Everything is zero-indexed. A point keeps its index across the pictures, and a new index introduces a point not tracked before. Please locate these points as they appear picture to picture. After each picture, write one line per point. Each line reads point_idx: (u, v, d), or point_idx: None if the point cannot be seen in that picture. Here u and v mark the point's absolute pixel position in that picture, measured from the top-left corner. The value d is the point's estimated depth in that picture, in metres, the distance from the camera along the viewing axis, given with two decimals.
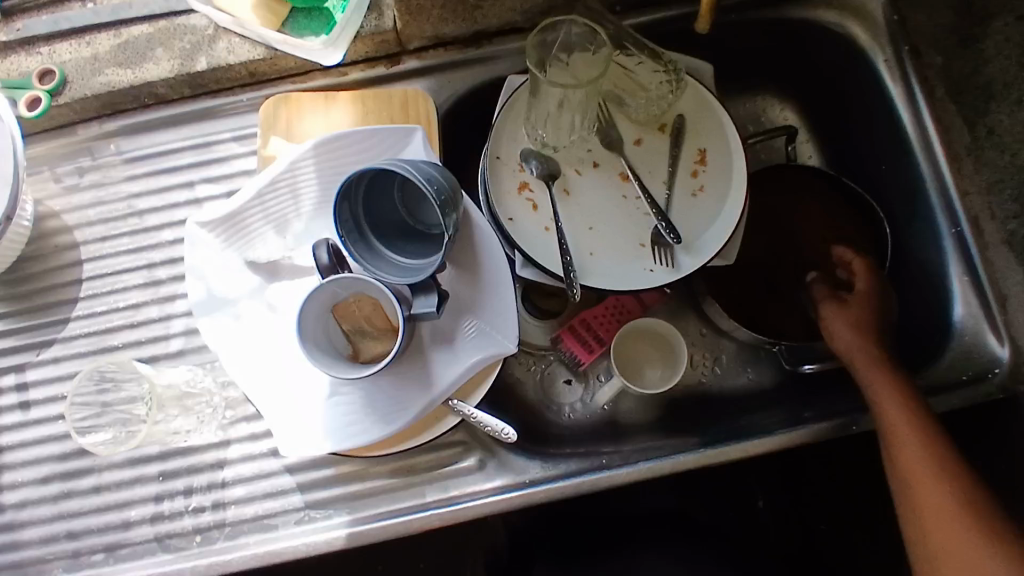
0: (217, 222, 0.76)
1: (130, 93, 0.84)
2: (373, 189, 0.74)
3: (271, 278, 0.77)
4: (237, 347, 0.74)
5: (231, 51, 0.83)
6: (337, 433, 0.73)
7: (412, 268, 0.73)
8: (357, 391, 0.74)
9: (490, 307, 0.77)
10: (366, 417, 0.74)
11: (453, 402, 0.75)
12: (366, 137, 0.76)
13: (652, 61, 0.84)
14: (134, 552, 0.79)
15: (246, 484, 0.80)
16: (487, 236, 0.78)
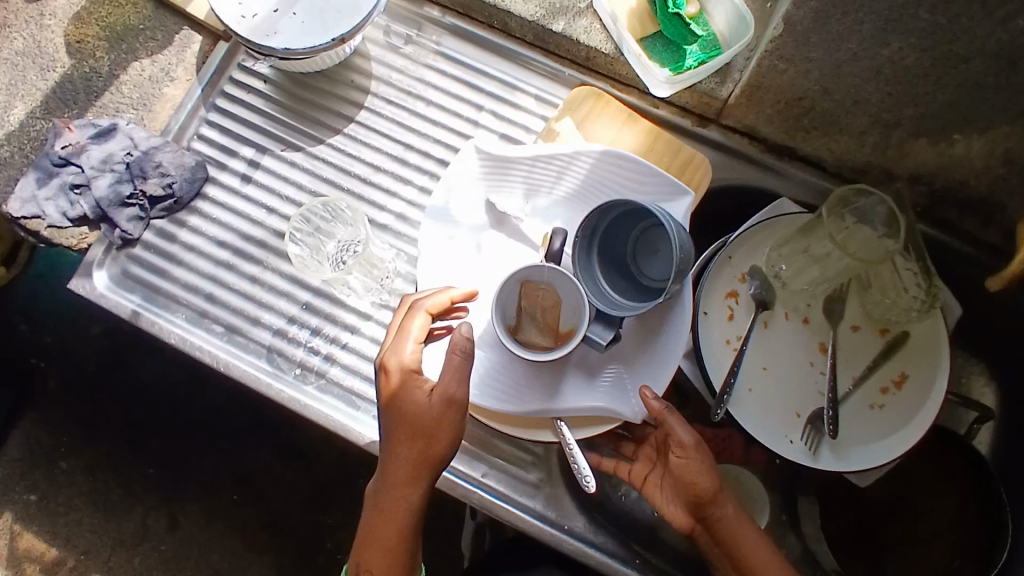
0: (489, 157, 0.84)
1: (487, 10, 0.91)
2: (625, 218, 0.80)
3: (496, 225, 0.85)
4: (436, 258, 0.83)
5: (586, 32, 0.88)
6: None
7: (610, 299, 0.79)
8: (497, 357, 0.82)
9: (641, 372, 0.81)
10: (493, 384, 0.81)
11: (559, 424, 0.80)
12: (647, 173, 0.81)
13: (920, 276, 0.83)
14: (247, 346, 0.89)
15: (358, 357, 0.88)
16: (682, 317, 0.81)
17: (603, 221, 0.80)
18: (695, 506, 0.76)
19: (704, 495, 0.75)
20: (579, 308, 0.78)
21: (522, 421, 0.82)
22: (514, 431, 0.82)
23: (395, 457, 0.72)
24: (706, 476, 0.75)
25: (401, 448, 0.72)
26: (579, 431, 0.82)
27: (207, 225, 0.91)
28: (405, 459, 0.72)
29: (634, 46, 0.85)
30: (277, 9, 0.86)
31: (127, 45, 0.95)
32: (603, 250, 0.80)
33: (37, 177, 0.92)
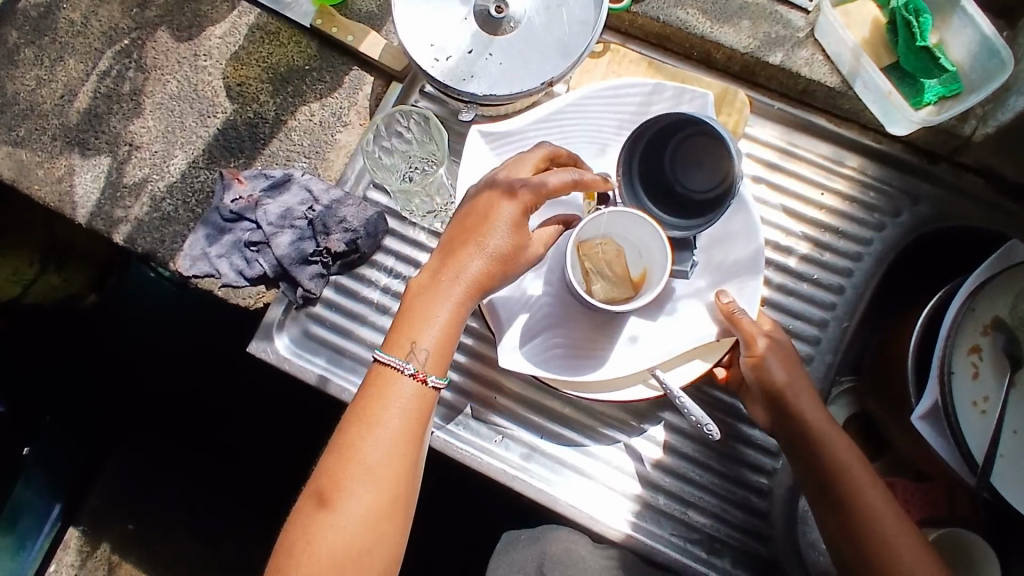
0: (500, 134, 0.77)
1: (688, 39, 0.84)
2: (655, 142, 0.73)
3: None
4: None
5: (809, 64, 0.81)
6: (546, 364, 0.74)
7: (675, 224, 0.72)
8: (561, 332, 0.76)
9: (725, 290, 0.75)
10: (575, 357, 0.75)
11: (657, 373, 0.73)
12: (677, 95, 0.77)
13: None
14: (443, 413, 0.81)
15: (564, 425, 0.81)
16: (737, 224, 0.75)
17: (635, 141, 0.72)
18: (769, 403, 0.71)
19: (768, 386, 0.71)
20: (644, 249, 0.73)
21: (609, 383, 0.75)
22: (617, 398, 0.74)
23: (467, 271, 0.61)
24: (775, 374, 0.70)
25: (499, 228, 0.62)
26: (681, 380, 0.74)
27: (393, 283, 0.85)
28: (471, 278, 0.62)
29: (884, 79, 0.77)
30: (473, 49, 0.79)
31: (294, 88, 0.90)
32: (646, 181, 0.73)
33: (206, 232, 0.85)
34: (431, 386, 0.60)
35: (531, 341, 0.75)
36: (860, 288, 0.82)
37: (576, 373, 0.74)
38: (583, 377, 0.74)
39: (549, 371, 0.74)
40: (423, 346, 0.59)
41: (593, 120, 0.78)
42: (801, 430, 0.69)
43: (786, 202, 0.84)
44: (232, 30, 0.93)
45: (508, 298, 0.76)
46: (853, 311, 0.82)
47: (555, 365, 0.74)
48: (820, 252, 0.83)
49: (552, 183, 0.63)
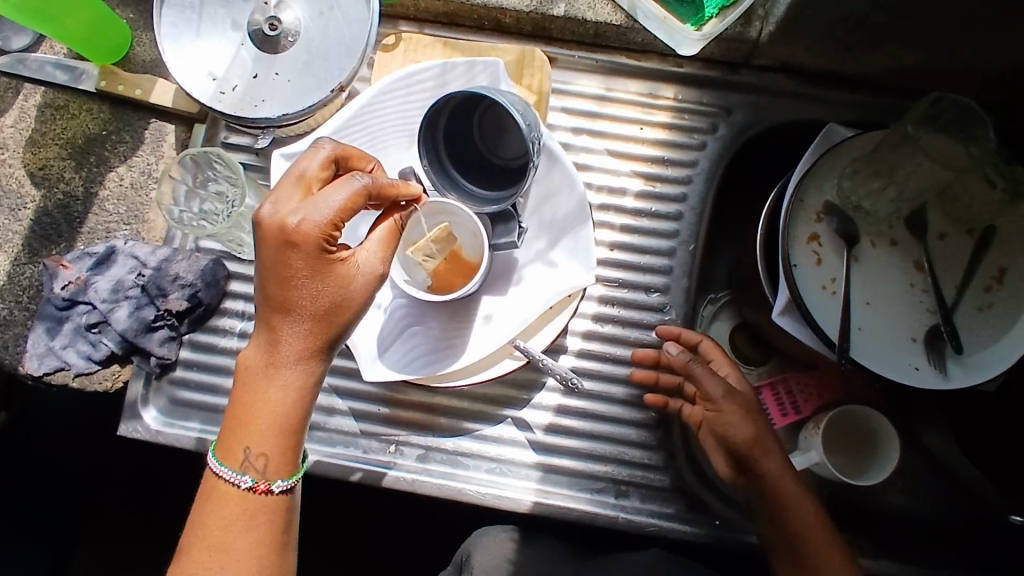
0: (302, 152, 0.75)
1: (474, 11, 0.83)
2: (452, 122, 0.71)
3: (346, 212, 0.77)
4: None
5: (591, 7, 0.81)
6: (412, 366, 0.74)
7: (494, 197, 0.72)
8: (418, 330, 0.75)
9: (565, 244, 0.76)
10: (436, 351, 0.75)
11: (519, 344, 0.73)
12: (469, 68, 0.75)
13: (999, 169, 0.79)
14: (330, 438, 0.81)
15: (452, 417, 0.81)
16: (559, 178, 0.75)
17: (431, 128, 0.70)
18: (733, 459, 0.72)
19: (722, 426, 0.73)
20: (470, 229, 0.73)
21: (476, 366, 0.75)
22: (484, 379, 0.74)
23: (287, 352, 0.58)
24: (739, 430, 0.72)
25: (303, 290, 0.58)
26: (545, 341, 0.75)
27: (248, 325, 0.84)
28: (297, 351, 0.58)
29: (657, 8, 0.78)
30: (257, 73, 0.77)
31: (96, 157, 0.86)
32: (455, 161, 0.72)
33: (44, 326, 0.82)
34: (279, 491, 0.59)
35: (392, 348, 0.74)
36: (696, 209, 0.86)
37: (441, 365, 0.74)
38: (447, 367, 0.74)
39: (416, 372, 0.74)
40: (262, 443, 0.57)
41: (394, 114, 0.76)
42: (764, 482, 0.70)
43: (610, 144, 0.86)
44: (21, 116, 0.87)
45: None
46: (696, 233, 0.85)
47: (421, 364, 0.74)
48: (653, 185, 0.86)
49: (337, 205, 0.58)
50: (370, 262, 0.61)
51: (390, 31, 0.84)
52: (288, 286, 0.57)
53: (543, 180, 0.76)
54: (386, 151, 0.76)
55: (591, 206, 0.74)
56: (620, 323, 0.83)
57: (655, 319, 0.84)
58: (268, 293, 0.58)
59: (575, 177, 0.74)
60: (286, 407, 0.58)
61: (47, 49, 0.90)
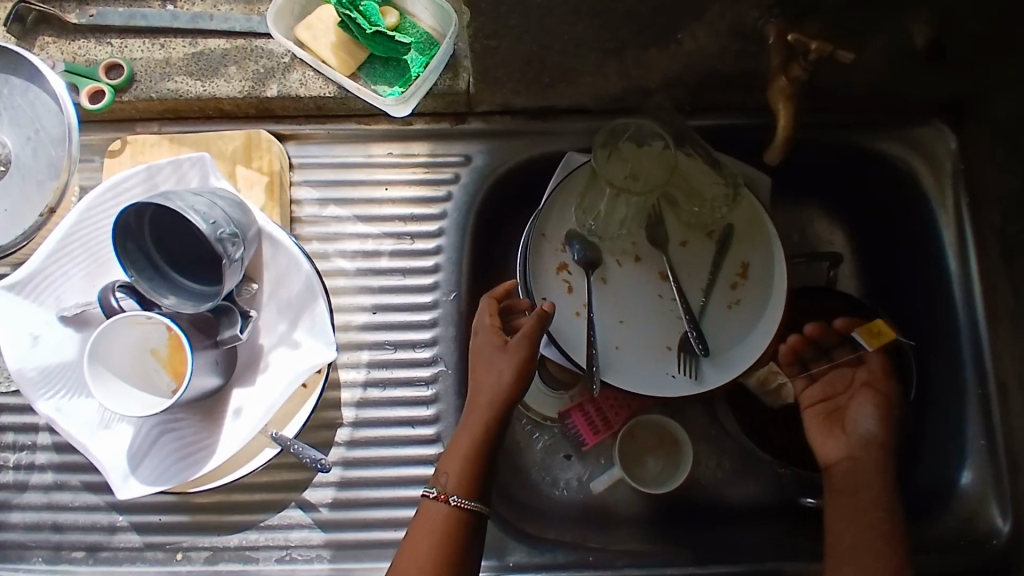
0: (24, 279, 0.74)
1: (193, 105, 0.84)
2: (153, 229, 0.71)
3: (82, 330, 0.76)
4: (56, 395, 0.74)
5: (303, 83, 0.83)
6: (169, 473, 0.73)
7: (208, 294, 0.72)
8: (172, 436, 0.75)
9: (305, 324, 0.76)
10: (191, 452, 0.74)
11: (271, 434, 0.74)
12: (177, 166, 0.77)
13: (713, 172, 0.84)
14: (117, 556, 0.80)
15: (237, 510, 0.80)
16: (287, 261, 0.77)
17: (128, 242, 0.69)
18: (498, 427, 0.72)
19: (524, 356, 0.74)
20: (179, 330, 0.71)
21: (237, 460, 0.75)
22: (243, 473, 0.74)
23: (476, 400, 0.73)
24: (867, 420, 0.81)
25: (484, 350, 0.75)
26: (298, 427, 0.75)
27: (20, 456, 0.83)
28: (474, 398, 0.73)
29: (348, 82, 0.80)
30: None
31: None
32: (167, 265, 0.72)
33: None
34: (454, 504, 0.69)
35: (145, 461, 0.73)
36: (453, 257, 0.87)
37: (195, 470, 0.73)
38: (202, 471, 0.73)
39: (174, 479, 0.73)
40: (452, 466, 0.71)
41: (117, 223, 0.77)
42: (851, 480, 0.78)
43: (359, 211, 0.88)
44: None
45: (102, 428, 0.74)
46: (457, 279, 0.87)
47: (177, 469, 0.74)
48: (409, 242, 0.87)
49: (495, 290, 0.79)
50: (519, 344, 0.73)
51: (115, 138, 0.84)
52: (479, 357, 0.75)
53: (272, 262, 0.77)
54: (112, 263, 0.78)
55: (320, 281, 0.76)
56: (394, 384, 0.84)
57: (428, 373, 0.85)
58: (478, 363, 0.74)
59: (301, 256, 0.76)
60: (472, 437, 0.72)
61: None
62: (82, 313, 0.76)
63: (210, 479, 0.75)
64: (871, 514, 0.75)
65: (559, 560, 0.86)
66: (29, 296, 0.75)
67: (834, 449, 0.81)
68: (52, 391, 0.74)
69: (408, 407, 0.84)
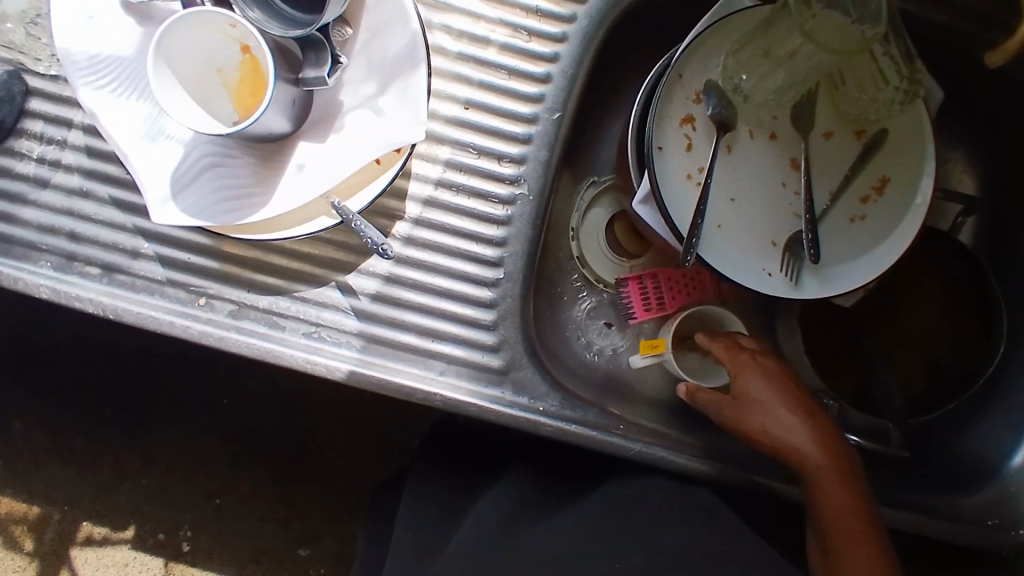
0: None
1: None
2: None
3: (144, 24, 0.65)
4: (105, 90, 0.64)
5: None
6: (209, 210, 0.65)
7: (297, 23, 0.62)
8: (222, 174, 0.66)
9: (393, 92, 0.65)
10: (239, 197, 0.66)
11: (332, 201, 0.66)
12: None
13: (900, 63, 0.71)
14: (133, 284, 0.73)
15: (272, 274, 0.74)
16: (393, 10, 0.64)
17: None
18: None
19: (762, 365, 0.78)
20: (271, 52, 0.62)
21: (288, 220, 0.68)
22: (292, 236, 0.67)
23: None
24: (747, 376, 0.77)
25: None
26: (362, 204, 0.67)
27: (48, 151, 0.74)
28: None
29: None
30: None
31: None
32: None
33: None
34: None
35: (187, 191, 0.65)
36: (568, 74, 0.76)
37: (241, 218, 0.66)
38: (247, 220, 0.66)
39: (213, 219, 0.65)
40: None
41: None
42: (816, 482, 0.70)
43: None
44: None
45: (146, 141, 0.65)
46: (565, 101, 0.76)
47: (219, 209, 0.66)
48: (525, 40, 0.75)
49: None
50: None
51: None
52: None
53: (377, 10, 0.65)
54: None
55: (424, 46, 0.64)
56: (466, 192, 0.75)
57: (506, 194, 0.76)
58: None
59: (410, 9, 0.64)
60: None
61: None
62: (148, 5, 0.65)
63: (251, 231, 0.68)
64: (845, 506, 0.68)
65: (588, 420, 0.77)
66: None
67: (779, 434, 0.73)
68: (99, 81, 0.64)
69: (477, 223, 0.75)
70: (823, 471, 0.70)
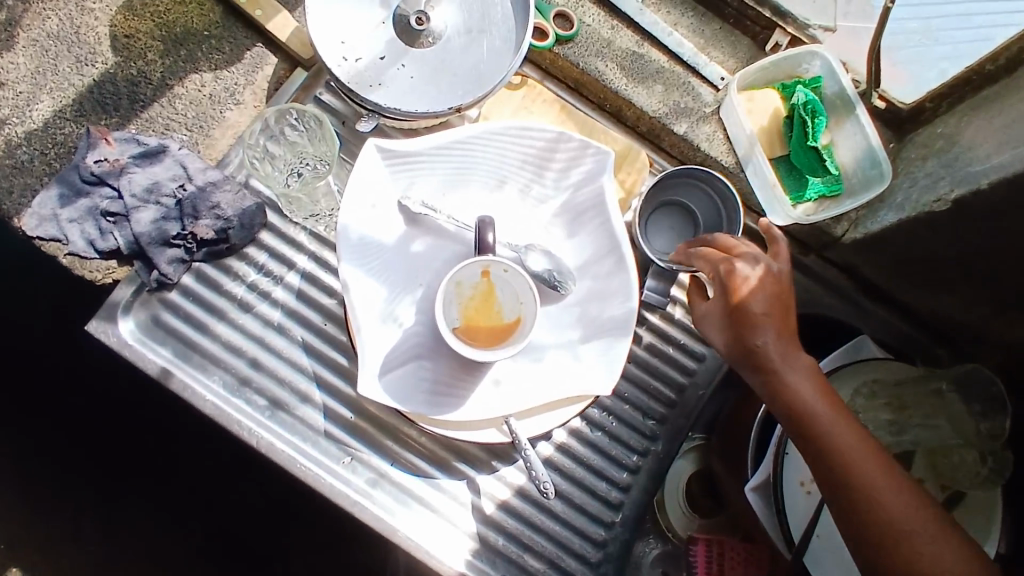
0: (397, 155, 0.74)
1: (603, 91, 0.84)
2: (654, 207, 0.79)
3: (413, 227, 0.76)
4: (363, 267, 0.73)
5: (709, 140, 0.82)
6: (407, 394, 0.72)
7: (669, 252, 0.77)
8: (428, 368, 0.74)
9: (595, 344, 0.74)
10: (436, 391, 0.73)
11: (510, 422, 0.73)
12: (575, 146, 0.76)
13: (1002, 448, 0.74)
14: (291, 425, 0.78)
15: (416, 455, 0.79)
16: (618, 284, 0.75)
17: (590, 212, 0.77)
18: (750, 360, 0.63)
19: (792, 347, 0.63)
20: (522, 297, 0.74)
21: (466, 424, 0.73)
22: (467, 441, 0.72)
23: (791, 353, 0.62)
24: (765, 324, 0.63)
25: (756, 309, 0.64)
26: (534, 431, 0.73)
27: (261, 280, 0.80)
28: (774, 349, 0.62)
29: (770, 171, 0.79)
30: (385, 56, 0.76)
31: (187, 53, 0.83)
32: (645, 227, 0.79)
33: (60, 192, 0.78)
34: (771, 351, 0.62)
35: (396, 372, 0.73)
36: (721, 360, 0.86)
37: (432, 411, 0.72)
38: (436, 415, 0.72)
39: (409, 404, 0.72)
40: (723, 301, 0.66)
41: (493, 160, 0.77)
42: (857, 475, 0.56)
43: None
44: None
45: (377, 317, 0.73)
46: (710, 380, 0.86)
47: (416, 397, 0.72)
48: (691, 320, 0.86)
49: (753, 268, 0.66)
50: (775, 350, 0.62)
51: (519, 71, 0.83)
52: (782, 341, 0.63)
53: (602, 278, 0.75)
54: (472, 183, 0.77)
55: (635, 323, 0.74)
56: (608, 435, 0.83)
57: (643, 446, 0.84)
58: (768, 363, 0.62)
59: (632, 288, 0.74)
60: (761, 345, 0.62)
61: None
62: (422, 214, 0.76)
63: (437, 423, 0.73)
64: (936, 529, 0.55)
65: None
66: (389, 169, 0.75)
67: (795, 373, 0.61)
68: (361, 259, 0.73)
69: (608, 464, 0.83)
70: (895, 488, 0.56)
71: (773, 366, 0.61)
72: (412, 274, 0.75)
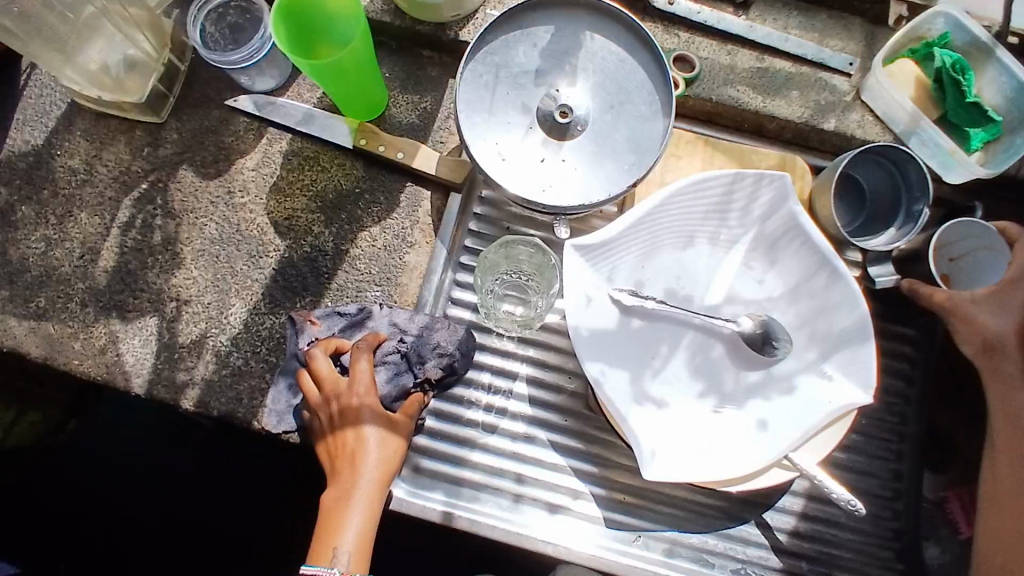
0: (596, 248, 0.76)
1: (741, 114, 0.86)
2: (848, 200, 0.85)
3: (626, 312, 0.78)
4: (605, 363, 0.76)
5: (861, 126, 0.84)
6: (690, 467, 0.75)
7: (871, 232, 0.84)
8: (694, 436, 0.77)
9: (842, 357, 0.78)
10: (712, 456, 0.76)
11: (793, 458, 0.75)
12: (752, 182, 0.78)
13: None
14: (576, 523, 0.82)
15: (694, 509, 0.83)
16: (843, 295, 0.78)
17: (784, 243, 0.80)
18: (981, 347, 0.77)
19: None
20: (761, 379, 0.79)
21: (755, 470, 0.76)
22: (763, 485, 0.75)
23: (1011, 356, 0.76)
24: (990, 316, 0.76)
25: (990, 316, 0.77)
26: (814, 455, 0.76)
27: (494, 399, 0.84)
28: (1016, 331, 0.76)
29: (942, 141, 0.81)
30: (545, 158, 0.79)
31: (348, 214, 0.86)
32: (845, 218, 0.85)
33: (289, 382, 0.80)
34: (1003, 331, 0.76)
35: (671, 450, 0.76)
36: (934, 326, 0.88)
37: (718, 474, 0.74)
38: (727, 478, 0.74)
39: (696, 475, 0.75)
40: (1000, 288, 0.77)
41: (681, 223, 0.79)
42: None
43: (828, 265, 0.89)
44: (265, 159, 0.87)
45: (632, 404, 0.77)
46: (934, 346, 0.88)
47: (699, 467, 0.75)
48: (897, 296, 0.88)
49: None
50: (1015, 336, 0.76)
51: None
52: (983, 332, 0.77)
53: (820, 295, 0.79)
54: (666, 249, 0.80)
55: (872, 326, 0.76)
56: (856, 431, 0.86)
57: (890, 430, 0.87)
58: (992, 350, 0.77)
59: (858, 296, 0.77)
60: (973, 343, 0.78)
61: (299, 98, 0.88)
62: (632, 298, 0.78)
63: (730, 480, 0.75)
64: None
65: None
66: (589, 264, 0.77)
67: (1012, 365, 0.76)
68: (600, 355, 0.76)
69: (865, 459, 0.86)
70: None
71: (997, 342, 0.76)
72: (643, 352, 0.78)
